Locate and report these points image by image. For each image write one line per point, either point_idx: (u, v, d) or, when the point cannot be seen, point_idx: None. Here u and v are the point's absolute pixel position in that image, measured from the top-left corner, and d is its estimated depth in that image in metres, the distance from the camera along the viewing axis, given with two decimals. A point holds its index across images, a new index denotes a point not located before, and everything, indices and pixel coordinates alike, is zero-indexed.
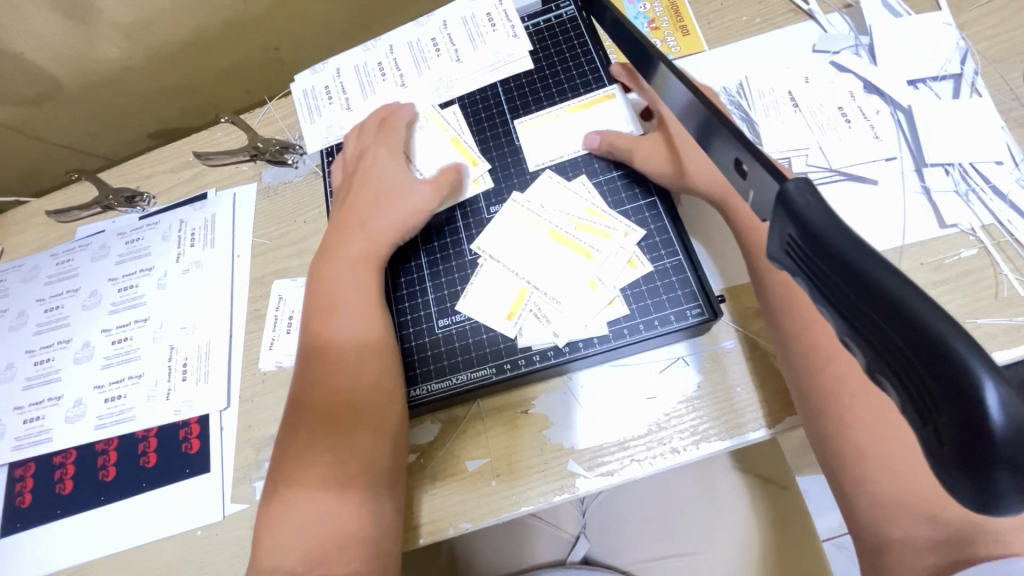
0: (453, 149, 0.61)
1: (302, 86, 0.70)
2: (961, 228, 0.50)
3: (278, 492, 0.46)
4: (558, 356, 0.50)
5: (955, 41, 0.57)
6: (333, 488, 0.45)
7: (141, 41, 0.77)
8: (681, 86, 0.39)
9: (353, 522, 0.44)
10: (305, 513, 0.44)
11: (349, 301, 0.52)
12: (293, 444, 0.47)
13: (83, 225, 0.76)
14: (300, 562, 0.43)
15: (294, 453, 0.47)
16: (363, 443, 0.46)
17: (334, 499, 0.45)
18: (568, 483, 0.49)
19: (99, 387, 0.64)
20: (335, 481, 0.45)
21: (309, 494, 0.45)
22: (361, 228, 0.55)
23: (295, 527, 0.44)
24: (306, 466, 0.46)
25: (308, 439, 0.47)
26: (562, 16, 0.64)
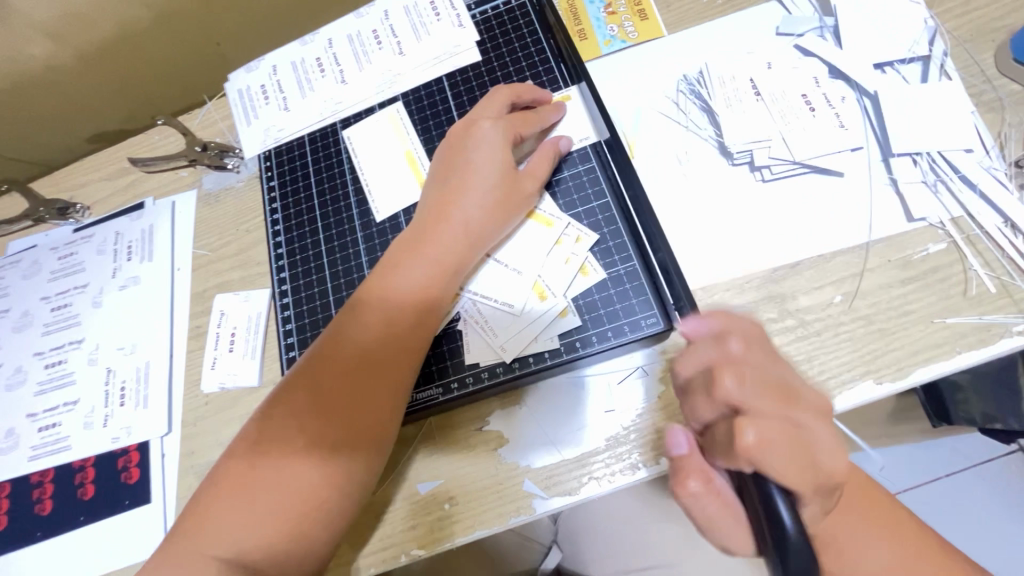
0: (406, 165, 0.57)
1: (238, 86, 0.66)
2: (930, 222, 0.47)
3: (208, 519, 0.41)
4: (507, 373, 0.47)
5: (924, 20, 0.53)
6: (277, 519, 0.40)
7: (66, 40, 0.71)
8: None
9: (296, 556, 0.40)
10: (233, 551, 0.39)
11: (406, 283, 0.46)
12: (263, 441, 0.42)
13: (15, 240, 0.71)
14: None
15: (242, 474, 0.42)
16: (352, 447, 0.42)
17: (276, 531, 0.40)
18: (525, 505, 0.47)
19: (33, 415, 0.60)
20: (281, 507, 0.40)
21: (242, 529, 0.40)
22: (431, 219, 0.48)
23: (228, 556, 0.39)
24: (247, 498, 0.41)
25: (276, 462, 0.41)
26: (510, 2, 0.60)
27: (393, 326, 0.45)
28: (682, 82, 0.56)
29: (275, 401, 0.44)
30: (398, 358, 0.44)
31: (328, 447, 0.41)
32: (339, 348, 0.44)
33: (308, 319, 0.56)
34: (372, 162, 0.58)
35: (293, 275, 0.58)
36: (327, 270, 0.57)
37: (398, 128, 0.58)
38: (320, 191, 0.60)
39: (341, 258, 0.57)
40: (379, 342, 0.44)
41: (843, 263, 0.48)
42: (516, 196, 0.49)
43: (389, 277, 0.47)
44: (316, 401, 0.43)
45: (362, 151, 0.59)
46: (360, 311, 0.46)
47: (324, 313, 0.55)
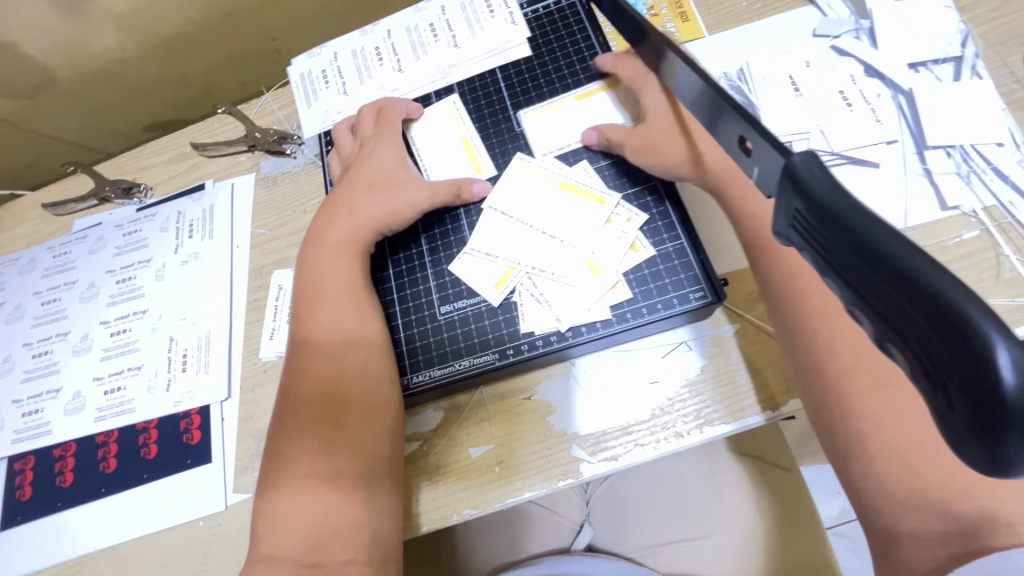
0: (463, 152, 0.60)
1: (300, 70, 0.70)
2: (963, 210, 0.50)
3: (274, 512, 0.45)
4: (561, 341, 0.50)
5: (955, 23, 0.56)
6: (335, 500, 0.44)
7: (136, 31, 0.76)
8: (692, 75, 0.38)
9: (348, 511, 0.44)
10: (306, 539, 0.43)
11: (342, 301, 0.52)
12: (289, 453, 0.46)
13: (80, 218, 0.75)
14: (296, 547, 0.43)
15: (290, 472, 0.46)
16: (370, 421, 0.47)
17: (341, 513, 0.44)
18: (573, 468, 0.49)
19: (99, 378, 0.64)
20: (313, 469, 0.45)
21: (309, 519, 0.44)
22: (334, 221, 0.55)
23: (301, 543, 0.43)
24: (298, 462, 0.46)
25: (299, 432, 0.47)
26: (560, 2, 0.64)
27: (369, 329, 0.51)
28: (723, 79, 0.60)
29: (278, 428, 0.48)
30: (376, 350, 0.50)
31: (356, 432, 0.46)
32: (319, 368, 0.49)
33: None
34: (429, 148, 0.61)
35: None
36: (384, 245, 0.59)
37: (455, 118, 0.62)
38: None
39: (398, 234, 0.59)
40: (352, 343, 0.50)
41: None
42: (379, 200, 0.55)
43: (308, 281, 0.53)
44: (320, 411, 0.47)
45: (420, 137, 0.62)
46: (325, 340, 0.50)
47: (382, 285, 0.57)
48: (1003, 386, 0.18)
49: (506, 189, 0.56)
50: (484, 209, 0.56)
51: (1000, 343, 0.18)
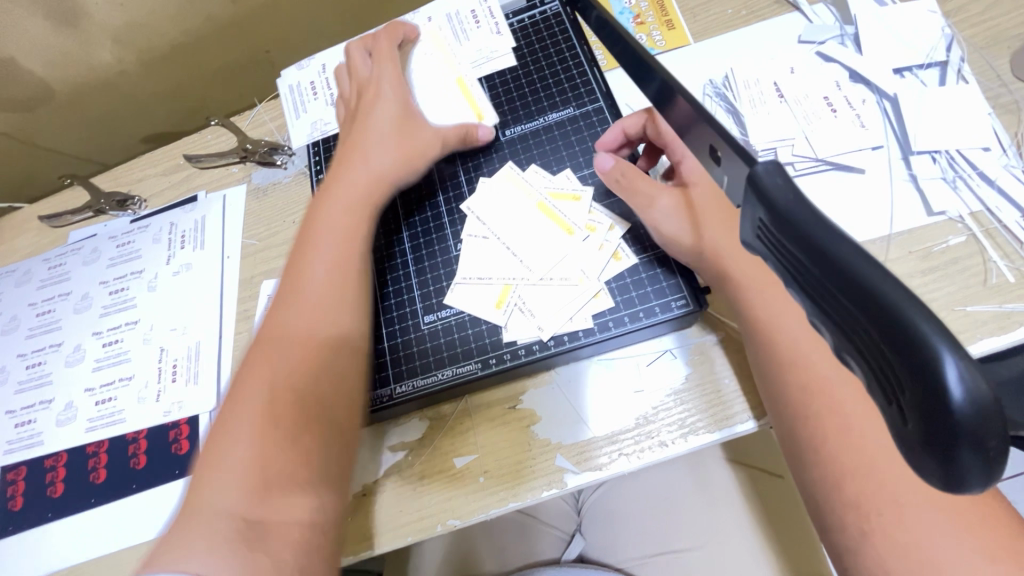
0: (458, 90, 0.61)
1: (289, 82, 0.71)
2: (949, 215, 0.50)
3: (215, 469, 0.41)
4: (543, 350, 0.50)
5: (941, 28, 0.56)
6: (285, 454, 0.41)
7: (132, 46, 0.77)
8: (670, 87, 0.37)
9: (298, 476, 0.41)
10: (248, 489, 0.39)
11: (342, 248, 0.51)
12: (250, 389, 0.44)
13: (76, 229, 0.76)
14: (238, 500, 0.39)
15: (241, 419, 0.43)
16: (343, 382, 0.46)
17: (289, 466, 0.41)
18: (556, 478, 0.49)
19: (90, 389, 0.64)
20: (279, 427, 0.42)
21: (252, 466, 0.40)
22: (353, 164, 0.55)
23: (247, 491, 0.39)
24: (255, 415, 0.43)
25: (277, 374, 0.45)
26: (546, 12, 0.65)
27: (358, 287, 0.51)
28: (708, 86, 0.60)
29: (249, 364, 0.46)
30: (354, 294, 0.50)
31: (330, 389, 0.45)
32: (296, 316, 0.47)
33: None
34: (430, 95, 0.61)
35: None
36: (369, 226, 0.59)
37: (447, 55, 0.63)
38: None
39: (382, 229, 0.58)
40: (336, 288, 0.49)
41: None
42: (388, 149, 0.56)
43: (314, 219, 0.53)
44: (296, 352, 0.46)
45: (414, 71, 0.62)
46: (310, 282, 0.49)
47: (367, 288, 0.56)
48: (949, 399, 0.17)
49: (489, 200, 0.56)
50: (468, 216, 0.56)
51: (946, 354, 0.18)
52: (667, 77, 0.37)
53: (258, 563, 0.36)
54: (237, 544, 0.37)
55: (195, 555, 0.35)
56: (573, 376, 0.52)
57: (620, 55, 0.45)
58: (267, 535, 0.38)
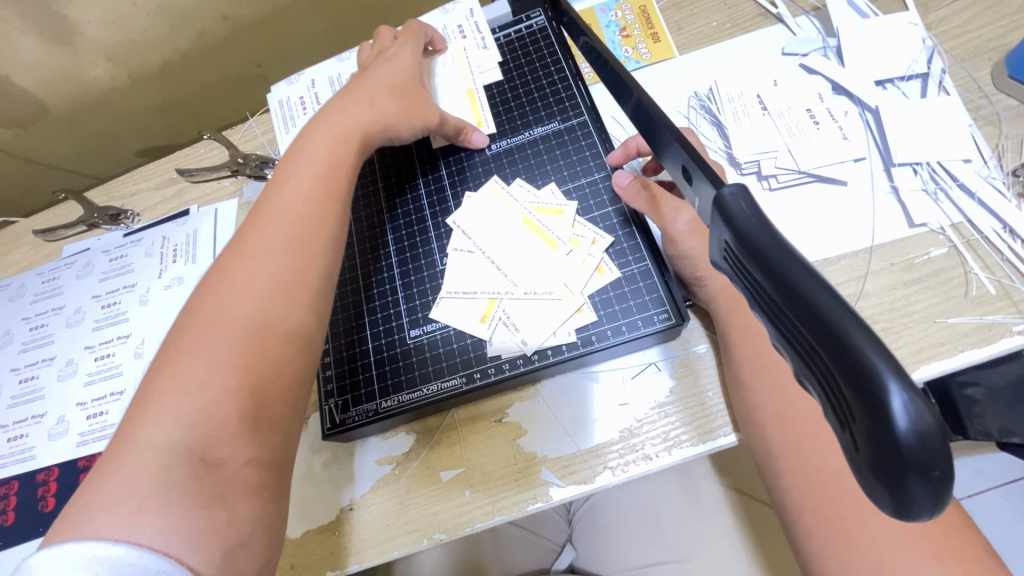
0: (466, 100, 0.62)
1: (278, 97, 0.72)
2: (930, 227, 0.50)
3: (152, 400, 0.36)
4: (527, 364, 0.50)
5: (922, 40, 0.56)
6: (231, 386, 0.37)
7: (125, 61, 0.78)
8: (646, 105, 0.38)
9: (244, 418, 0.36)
10: (199, 424, 0.35)
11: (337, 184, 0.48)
12: (203, 305, 0.40)
13: (70, 243, 0.77)
14: (179, 434, 0.34)
15: (185, 342, 0.38)
16: (306, 317, 0.42)
17: (239, 395, 0.37)
18: (542, 492, 0.49)
19: (82, 404, 0.65)
20: (239, 359, 0.38)
21: (195, 401, 0.35)
22: (358, 105, 0.53)
23: (191, 429, 0.35)
24: (212, 344, 0.38)
25: (253, 274, 0.41)
26: (532, 27, 0.66)
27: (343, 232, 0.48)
28: (693, 99, 0.60)
29: (202, 283, 0.42)
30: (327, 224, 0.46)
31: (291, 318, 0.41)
32: (259, 236, 0.43)
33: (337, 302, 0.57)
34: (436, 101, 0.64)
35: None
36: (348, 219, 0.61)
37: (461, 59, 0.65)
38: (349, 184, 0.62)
39: (367, 233, 0.59)
40: (306, 212, 0.45)
41: (846, 266, 0.50)
42: (392, 99, 0.54)
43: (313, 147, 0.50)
44: (252, 268, 0.41)
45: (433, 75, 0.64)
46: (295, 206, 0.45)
47: (352, 291, 0.57)
48: (895, 428, 0.18)
49: (474, 216, 0.57)
50: (453, 230, 0.57)
51: (892, 384, 0.18)
52: (644, 97, 0.38)
53: (213, 519, 0.33)
54: (185, 488, 0.33)
55: (138, 513, 0.31)
56: (583, 380, 0.52)
57: (602, 73, 0.45)
58: (218, 481, 0.34)
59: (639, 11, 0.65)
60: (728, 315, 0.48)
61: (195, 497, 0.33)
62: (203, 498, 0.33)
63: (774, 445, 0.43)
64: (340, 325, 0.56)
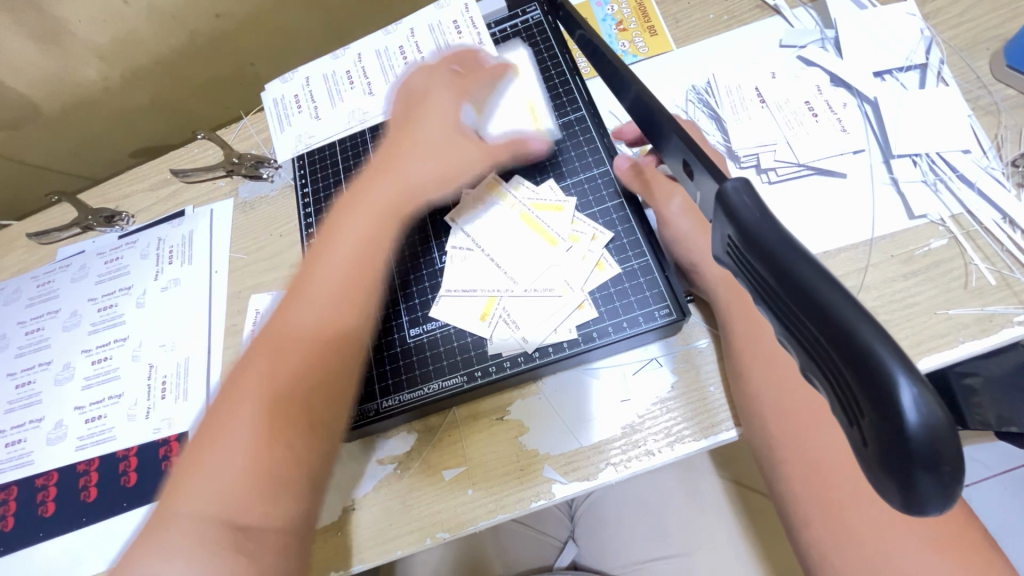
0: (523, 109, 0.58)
1: (272, 96, 0.71)
2: (930, 219, 0.50)
3: (189, 464, 0.38)
4: (529, 362, 0.50)
5: (920, 30, 0.56)
6: (248, 476, 0.36)
7: (117, 61, 0.77)
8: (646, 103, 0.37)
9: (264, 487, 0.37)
10: (223, 495, 0.36)
11: (364, 251, 0.46)
12: (232, 394, 0.40)
13: (64, 246, 0.76)
14: (201, 507, 0.35)
15: (212, 430, 0.38)
16: (330, 402, 0.41)
17: (255, 482, 0.36)
18: (545, 489, 0.49)
19: (80, 407, 0.64)
20: (255, 453, 0.37)
21: (220, 477, 0.36)
22: (395, 170, 0.51)
23: (224, 497, 0.36)
24: (233, 433, 0.38)
25: (274, 371, 0.40)
26: (528, 21, 0.65)
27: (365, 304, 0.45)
28: (691, 92, 0.60)
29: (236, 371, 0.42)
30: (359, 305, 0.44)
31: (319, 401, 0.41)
32: (293, 322, 0.42)
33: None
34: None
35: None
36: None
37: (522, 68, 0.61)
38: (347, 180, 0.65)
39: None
40: (336, 296, 0.44)
41: (847, 259, 0.50)
42: (414, 163, 0.51)
43: (345, 219, 0.48)
44: (279, 348, 0.41)
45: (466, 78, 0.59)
46: (319, 288, 0.44)
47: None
48: (905, 423, 0.17)
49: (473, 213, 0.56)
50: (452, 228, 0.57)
51: (902, 379, 0.18)
52: (642, 90, 0.37)
53: (241, 564, 0.34)
54: (215, 539, 0.35)
55: (173, 554, 0.34)
56: (581, 378, 0.52)
57: (599, 69, 0.44)
58: (249, 532, 0.35)
59: (636, 4, 0.65)
60: (728, 309, 0.48)
61: (226, 548, 0.34)
62: (234, 547, 0.35)
63: (777, 439, 0.42)
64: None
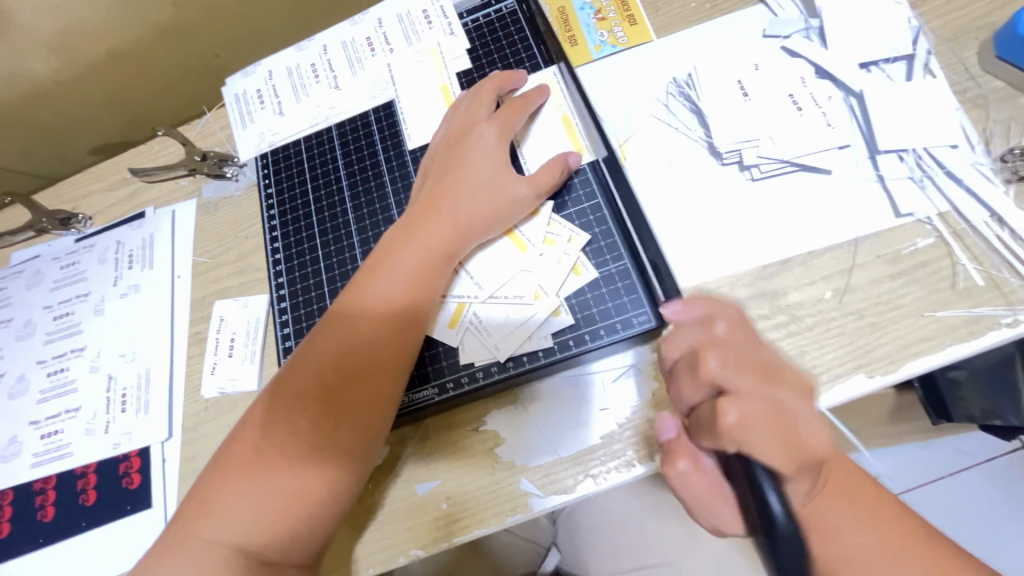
0: (561, 131, 0.54)
1: (234, 91, 0.68)
2: (917, 217, 0.48)
3: (209, 490, 0.43)
4: (502, 372, 0.48)
5: (907, 19, 0.54)
6: (281, 520, 0.41)
7: (68, 54, 0.72)
8: None
9: (290, 529, 0.41)
10: (254, 536, 0.41)
11: (394, 302, 0.46)
12: (267, 448, 0.43)
13: (18, 250, 0.72)
14: (234, 539, 0.41)
15: (248, 477, 0.42)
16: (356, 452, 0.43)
17: (287, 524, 0.41)
18: (521, 503, 0.47)
19: (35, 422, 0.61)
20: (289, 502, 0.41)
21: (251, 518, 0.41)
22: (442, 212, 0.49)
23: (242, 529, 0.41)
24: (267, 485, 0.42)
25: (309, 435, 0.43)
26: (501, 10, 0.62)
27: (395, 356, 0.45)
28: (671, 85, 0.57)
29: (271, 424, 0.44)
30: (384, 351, 0.45)
31: (340, 442, 0.43)
32: (325, 382, 0.44)
33: (302, 299, 0.58)
34: (406, 85, 0.61)
35: (288, 257, 0.60)
36: (314, 217, 0.61)
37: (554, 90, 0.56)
38: (314, 178, 0.62)
39: (333, 235, 0.59)
40: (368, 354, 0.45)
41: (832, 259, 0.48)
42: (481, 202, 0.49)
43: (379, 270, 0.48)
44: (309, 391, 0.44)
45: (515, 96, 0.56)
46: (350, 346, 0.45)
47: (316, 292, 0.57)
48: None
49: None
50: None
51: None
52: None
53: None
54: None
55: None
56: (567, 385, 0.49)
57: None
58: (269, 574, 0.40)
59: None
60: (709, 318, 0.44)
61: None
62: None
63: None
64: (305, 321, 0.57)
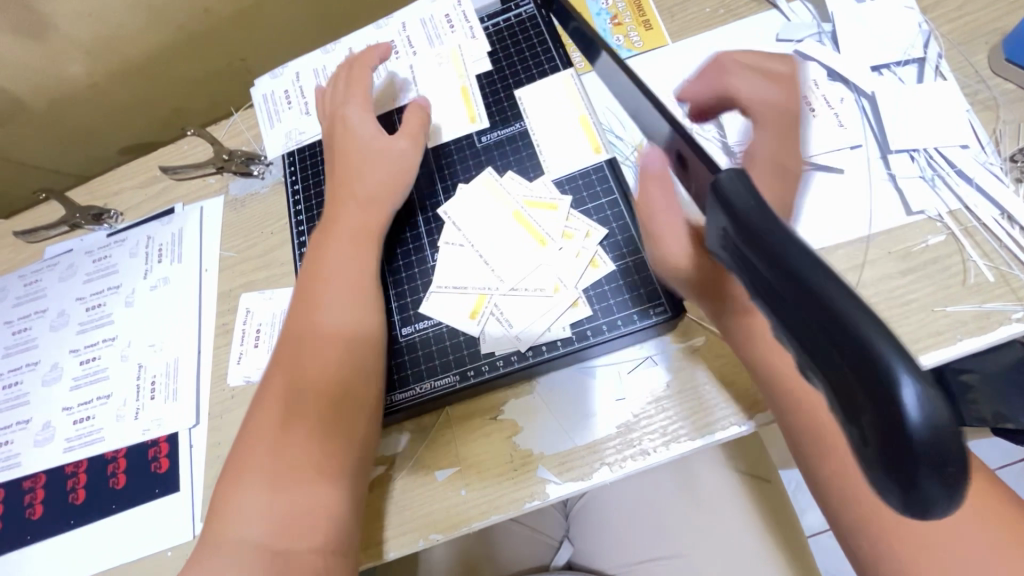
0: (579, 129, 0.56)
1: (262, 92, 0.70)
2: (928, 215, 0.49)
3: (227, 496, 0.44)
4: (522, 360, 0.49)
5: (918, 24, 0.55)
6: (306, 509, 0.43)
7: (104, 56, 0.76)
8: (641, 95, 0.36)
9: (315, 517, 0.43)
10: (281, 527, 0.42)
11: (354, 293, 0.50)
12: (284, 444, 0.45)
13: (52, 244, 0.75)
14: (264, 532, 0.42)
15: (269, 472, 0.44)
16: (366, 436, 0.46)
17: (314, 512, 0.43)
18: (539, 489, 0.48)
19: (68, 408, 0.64)
20: (311, 490, 0.43)
21: (277, 511, 0.43)
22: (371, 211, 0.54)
23: (269, 525, 0.42)
24: (288, 477, 0.44)
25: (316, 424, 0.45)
26: (521, 14, 0.64)
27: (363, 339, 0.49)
28: None
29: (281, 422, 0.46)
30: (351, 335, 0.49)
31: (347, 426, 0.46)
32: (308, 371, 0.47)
33: None
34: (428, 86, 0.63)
35: None
36: None
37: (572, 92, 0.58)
38: None
39: None
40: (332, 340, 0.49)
41: (844, 256, 0.49)
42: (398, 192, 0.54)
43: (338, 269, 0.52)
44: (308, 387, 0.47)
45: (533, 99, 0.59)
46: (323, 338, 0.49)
47: None
48: (908, 423, 0.17)
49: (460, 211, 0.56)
50: (444, 222, 0.56)
51: (904, 375, 0.17)
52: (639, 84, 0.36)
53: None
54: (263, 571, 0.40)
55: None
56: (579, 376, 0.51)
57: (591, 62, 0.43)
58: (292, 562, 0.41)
59: None
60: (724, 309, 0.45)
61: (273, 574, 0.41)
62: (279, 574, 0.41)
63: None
64: None
